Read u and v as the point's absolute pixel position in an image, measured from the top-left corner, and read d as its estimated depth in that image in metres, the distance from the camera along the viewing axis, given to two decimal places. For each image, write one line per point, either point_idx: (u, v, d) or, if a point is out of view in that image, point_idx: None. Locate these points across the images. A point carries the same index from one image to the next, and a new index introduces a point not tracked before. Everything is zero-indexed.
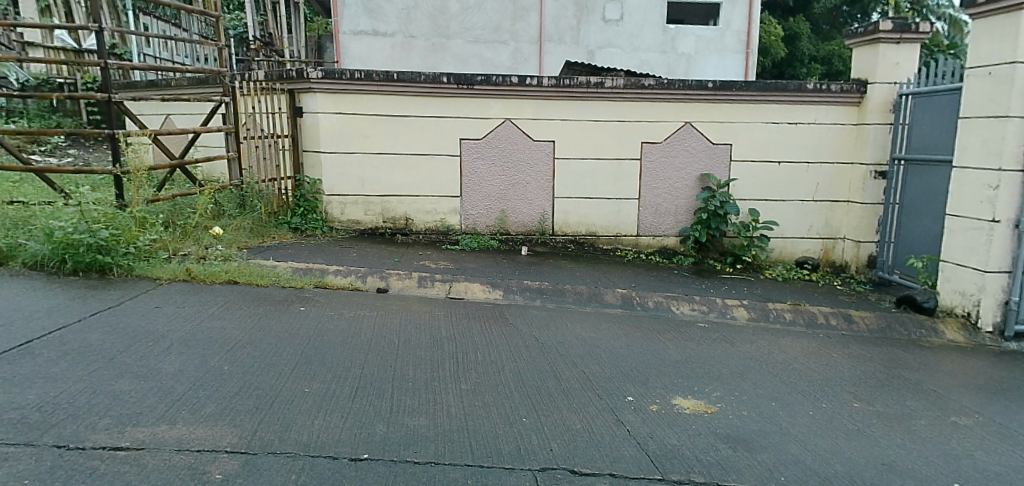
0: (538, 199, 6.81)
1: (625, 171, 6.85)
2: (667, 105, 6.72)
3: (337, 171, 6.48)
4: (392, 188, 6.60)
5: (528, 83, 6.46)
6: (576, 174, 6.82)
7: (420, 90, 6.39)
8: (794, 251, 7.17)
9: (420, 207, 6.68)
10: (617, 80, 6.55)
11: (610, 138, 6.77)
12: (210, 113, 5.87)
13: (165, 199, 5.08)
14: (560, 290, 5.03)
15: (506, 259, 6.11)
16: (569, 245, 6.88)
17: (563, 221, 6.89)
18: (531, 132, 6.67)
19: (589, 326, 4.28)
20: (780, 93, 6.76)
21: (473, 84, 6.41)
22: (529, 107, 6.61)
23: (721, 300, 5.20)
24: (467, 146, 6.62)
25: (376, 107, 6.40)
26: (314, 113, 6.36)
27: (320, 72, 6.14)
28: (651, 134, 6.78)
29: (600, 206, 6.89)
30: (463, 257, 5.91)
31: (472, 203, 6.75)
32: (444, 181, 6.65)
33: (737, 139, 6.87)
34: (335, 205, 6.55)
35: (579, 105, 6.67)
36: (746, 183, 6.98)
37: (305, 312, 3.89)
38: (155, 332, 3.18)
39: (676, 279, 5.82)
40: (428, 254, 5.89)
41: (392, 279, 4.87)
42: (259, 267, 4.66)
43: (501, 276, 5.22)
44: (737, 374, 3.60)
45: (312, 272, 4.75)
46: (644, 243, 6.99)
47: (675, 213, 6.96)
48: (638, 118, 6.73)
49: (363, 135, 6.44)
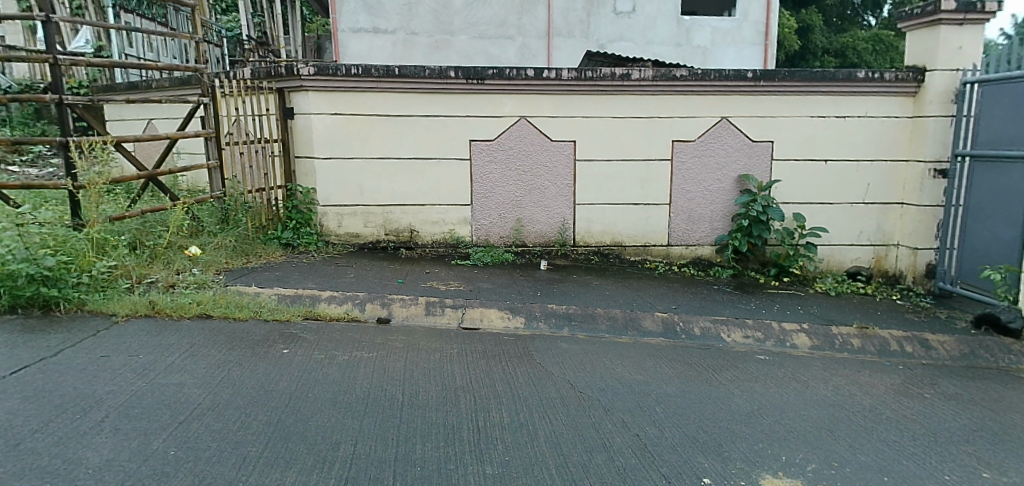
0: (557, 206, 6.10)
1: (654, 174, 6.13)
2: (700, 98, 6.00)
3: (333, 178, 5.78)
4: (394, 197, 5.90)
5: (546, 76, 5.75)
6: (600, 178, 6.10)
7: (423, 87, 5.70)
8: (843, 260, 6.42)
9: (425, 218, 5.99)
10: (645, 71, 5.82)
11: (637, 136, 6.05)
12: (187, 116, 5.13)
13: (132, 216, 4.40)
14: (590, 315, 4.32)
15: (524, 275, 5.41)
16: (593, 257, 6.17)
17: (585, 231, 6.17)
18: (549, 131, 5.97)
19: (631, 363, 3.56)
20: (828, 83, 6.02)
21: (484, 78, 5.71)
22: (546, 104, 5.91)
23: (777, 324, 4.48)
24: (478, 148, 5.92)
25: (375, 107, 5.71)
26: (306, 114, 5.67)
27: (312, 68, 5.46)
28: (683, 131, 6.06)
29: (626, 213, 6.17)
30: (476, 275, 5.21)
31: (482, 211, 6.04)
32: (453, 187, 5.96)
33: (779, 135, 6.15)
34: (331, 216, 5.85)
35: (602, 100, 5.95)
36: (789, 185, 6.24)
37: (289, 355, 3.20)
38: (91, 399, 2.50)
39: (719, 298, 5.11)
40: (435, 272, 5.19)
41: (395, 306, 4.17)
42: (237, 294, 3.98)
43: (522, 298, 4.52)
44: (826, 431, 2.87)
45: (301, 300, 4.06)
46: (676, 254, 6.27)
47: (710, 220, 6.23)
48: (668, 114, 6.01)
49: (361, 139, 5.75)
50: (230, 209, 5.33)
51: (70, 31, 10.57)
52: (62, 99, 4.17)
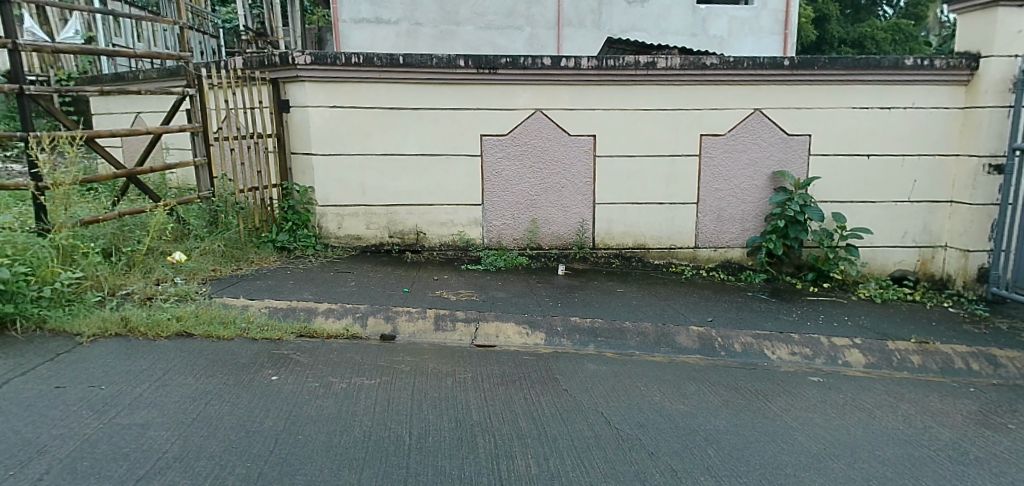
0: (575, 206, 5.65)
1: (680, 170, 5.66)
2: (731, 89, 5.52)
3: (332, 176, 5.33)
4: (399, 196, 5.46)
5: (564, 65, 5.30)
6: (622, 175, 5.64)
7: (430, 77, 5.24)
8: (885, 263, 5.93)
9: (433, 218, 5.54)
10: (672, 59, 5.34)
11: (662, 129, 5.58)
12: (171, 110, 4.68)
13: (107, 220, 3.97)
14: (618, 329, 3.87)
15: (541, 282, 4.96)
16: (614, 261, 5.71)
17: (606, 233, 5.71)
18: (566, 125, 5.50)
19: (670, 389, 3.10)
20: (871, 71, 5.52)
21: (495, 68, 5.24)
22: (563, 96, 5.44)
23: (826, 339, 4.02)
24: (489, 143, 5.46)
25: (377, 99, 5.27)
26: (302, 106, 5.23)
27: (308, 57, 5.00)
28: (713, 124, 5.59)
29: (650, 213, 5.71)
30: (489, 282, 4.76)
31: (495, 211, 5.59)
32: (463, 186, 5.51)
33: (816, 128, 5.66)
34: (331, 217, 5.40)
35: (624, 91, 5.48)
36: (826, 182, 5.76)
37: (276, 382, 2.76)
38: (34, 447, 2.07)
39: (757, 308, 4.64)
40: (445, 279, 4.75)
41: (400, 320, 3.72)
42: (223, 308, 3.55)
43: (541, 309, 4.07)
44: (912, 477, 2.41)
45: (295, 314, 3.62)
46: (703, 257, 5.81)
47: (741, 220, 5.77)
48: (697, 105, 5.54)
49: (363, 133, 5.31)
50: (219, 211, 4.87)
51: (61, 23, 10.15)
52: (24, 89, 3.77)
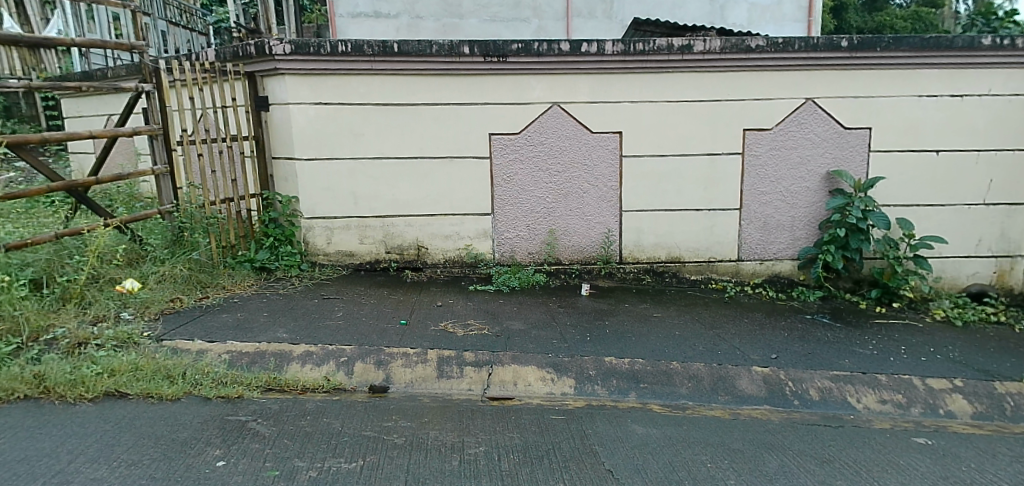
0: (599, 214, 4.91)
1: (720, 171, 4.92)
2: (779, 76, 4.79)
3: (320, 184, 4.63)
4: (397, 206, 4.74)
5: (585, 51, 4.55)
6: (653, 178, 4.89)
7: (430, 68, 4.52)
8: (957, 276, 5.15)
9: (437, 230, 4.81)
10: (711, 41, 4.60)
11: (699, 124, 4.83)
12: (124, 109, 3.97)
13: (41, 242, 3.26)
14: (664, 373, 3.12)
15: (564, 305, 4.23)
16: (644, 277, 4.98)
17: (635, 244, 4.97)
18: (588, 121, 4.76)
19: (746, 467, 2.35)
20: (942, 54, 4.73)
21: (506, 55, 4.51)
22: (583, 87, 4.70)
23: (918, 381, 3.27)
24: (500, 143, 4.73)
25: (370, 94, 4.55)
26: (283, 103, 4.52)
27: (288, 45, 4.28)
28: (758, 117, 4.85)
29: (685, 221, 4.98)
30: (503, 307, 4.02)
31: (507, 222, 4.86)
32: (470, 193, 4.78)
33: (877, 120, 4.90)
34: (319, 230, 4.68)
35: (656, 80, 4.73)
36: (889, 183, 4.99)
37: (220, 473, 2.03)
38: None
39: (822, 338, 3.89)
40: (450, 304, 4.01)
41: (394, 366, 2.99)
42: (170, 354, 2.82)
43: (568, 346, 3.34)
44: None
45: (263, 361, 2.89)
46: (747, 271, 5.08)
47: (790, 228, 5.04)
48: (739, 95, 4.80)
49: (354, 134, 4.60)
50: (183, 227, 3.95)
51: (41, 21, 9.46)
52: None
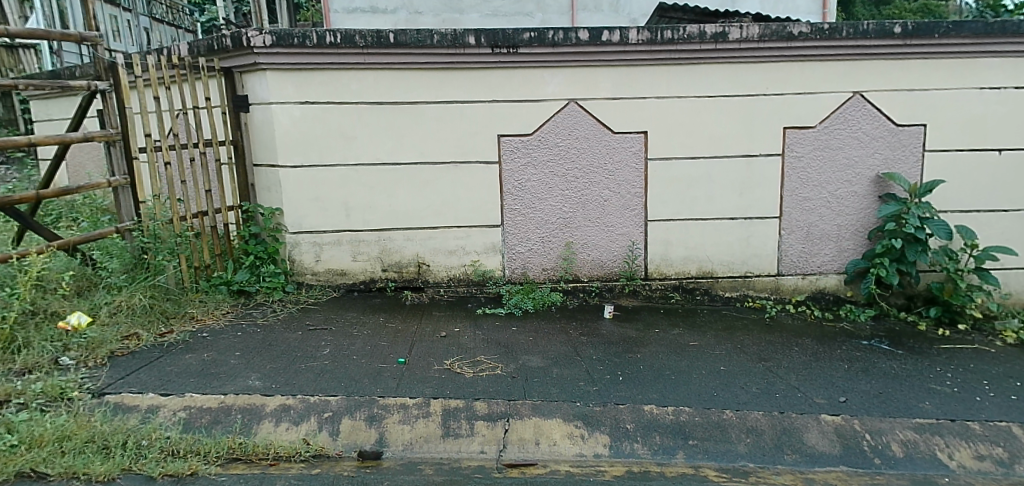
0: (622, 224, 4.37)
1: (757, 175, 4.38)
2: (824, 67, 4.24)
3: (307, 194, 4.09)
4: (395, 217, 4.20)
5: (606, 40, 4.01)
6: (683, 182, 4.35)
7: (431, 62, 3.98)
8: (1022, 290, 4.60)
9: (439, 245, 4.27)
10: (750, 27, 4.06)
11: (734, 122, 4.29)
12: (75, 113, 3.42)
13: None
14: (716, 425, 2.57)
15: (586, 332, 3.68)
16: (673, 294, 4.44)
17: (662, 258, 4.43)
18: (609, 119, 4.22)
19: None
20: (1009, 41, 4.18)
21: (517, 45, 3.96)
22: (604, 81, 4.16)
23: (1019, 430, 2.72)
24: (510, 146, 4.19)
25: (363, 92, 4.01)
26: (264, 103, 3.98)
27: (268, 36, 3.74)
28: (800, 113, 4.31)
29: (718, 231, 4.44)
30: (517, 337, 3.48)
31: (519, 235, 4.32)
32: (477, 202, 4.24)
33: (935, 116, 4.34)
34: (307, 247, 4.14)
35: (685, 72, 4.19)
36: (948, 187, 4.43)
37: None
38: None
39: (889, 371, 3.35)
40: (456, 335, 3.47)
41: (390, 422, 2.43)
42: (110, 416, 2.27)
43: (598, 390, 2.79)
44: None
45: (227, 421, 2.33)
46: (787, 287, 4.55)
47: (835, 238, 4.50)
48: (779, 89, 4.26)
49: (345, 137, 4.06)
50: (146, 248, 3.41)
51: (21, 21, 9.00)
52: None
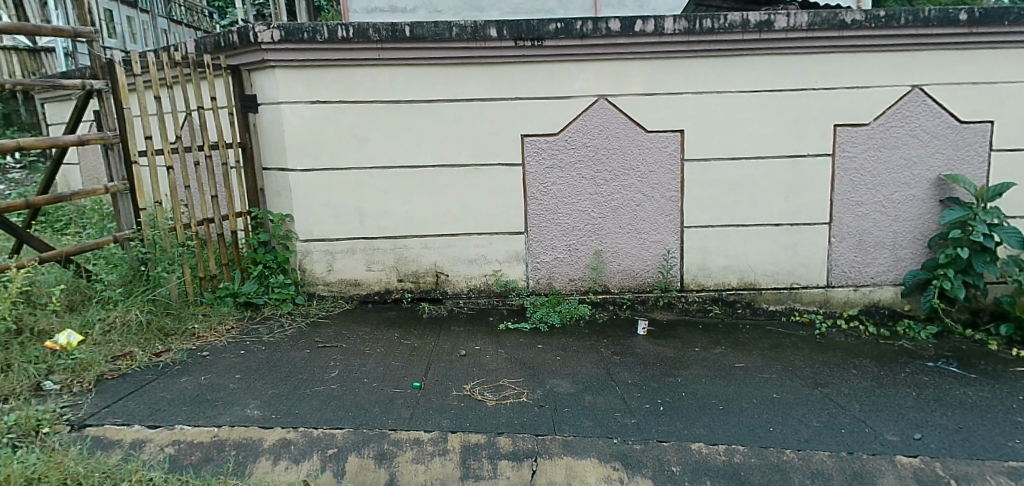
0: (657, 231, 4.04)
1: (805, 177, 4.00)
2: (880, 59, 3.85)
3: (318, 200, 3.83)
4: (411, 224, 3.92)
5: (640, 31, 3.67)
6: (723, 186, 4.00)
7: (450, 56, 3.69)
8: None
9: (459, 254, 3.98)
10: (799, 15, 3.68)
11: (780, 120, 3.93)
12: (72, 114, 3.22)
13: None
14: (777, 468, 2.22)
15: (619, 350, 3.36)
16: (711, 307, 4.09)
17: (700, 268, 4.08)
18: (643, 117, 3.88)
19: None
20: None
21: (542, 38, 3.66)
22: (638, 76, 3.82)
23: None
24: (535, 147, 3.88)
25: (377, 90, 3.74)
26: (273, 103, 3.73)
27: (277, 30, 3.49)
28: (853, 110, 3.92)
29: (761, 239, 4.08)
30: (543, 357, 3.17)
31: (544, 243, 4.01)
32: (499, 208, 3.94)
33: (1005, 112, 3.92)
34: (318, 255, 3.89)
35: (726, 66, 3.84)
36: (1019, 190, 4.00)
37: None
38: None
39: (964, 400, 2.96)
40: (476, 354, 3.17)
41: (403, 461, 2.13)
42: (89, 453, 2.01)
43: (637, 423, 2.47)
44: None
45: (219, 458, 2.06)
46: (837, 300, 4.17)
47: (891, 246, 4.11)
48: (830, 83, 3.88)
49: (358, 138, 3.79)
50: (145, 260, 3.19)
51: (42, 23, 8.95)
52: None
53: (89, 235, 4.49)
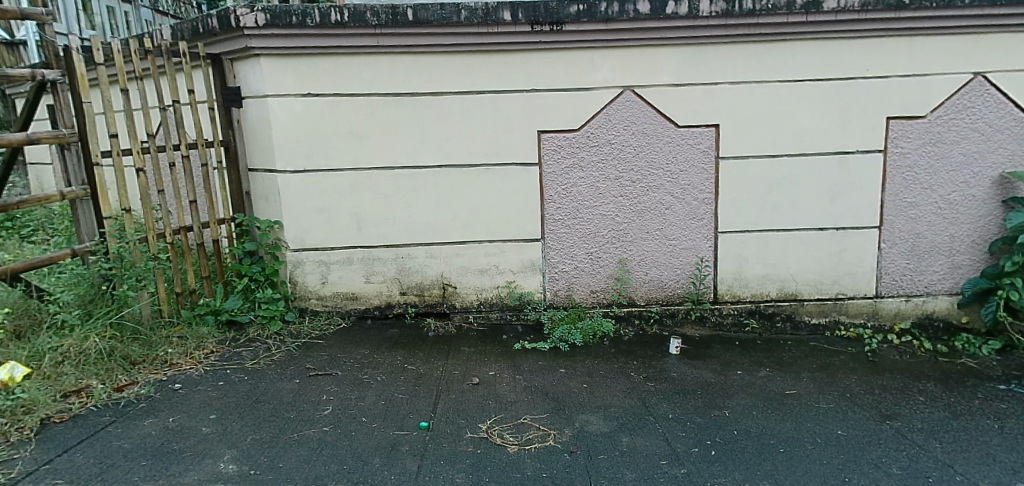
0: (688, 237, 3.63)
1: (852, 176, 3.60)
2: (939, 43, 3.43)
3: (311, 204, 3.43)
4: (414, 231, 3.51)
5: (671, 13, 3.26)
6: (761, 187, 3.59)
7: (458, 44, 3.28)
8: None
9: (468, 264, 3.58)
10: None
11: (826, 112, 3.51)
12: (26, 108, 2.83)
13: None
14: None
15: (653, 375, 2.95)
16: (748, 322, 3.69)
17: (735, 278, 3.68)
18: (673, 110, 3.46)
19: None
20: None
21: (561, 22, 3.25)
22: (668, 64, 3.41)
23: None
24: (552, 144, 3.47)
25: (376, 81, 3.33)
26: (259, 96, 3.32)
27: (261, 13, 3.07)
28: (907, 101, 3.51)
29: (803, 245, 3.67)
30: (568, 385, 2.76)
31: (563, 250, 3.60)
32: (512, 213, 3.53)
33: None
34: (311, 266, 3.48)
35: (766, 53, 3.42)
36: None
37: None
38: None
39: None
40: (490, 382, 2.76)
41: None
42: None
43: (687, 474, 2.06)
44: None
45: None
46: (887, 312, 3.76)
47: (947, 252, 3.69)
48: (882, 71, 3.47)
49: (354, 135, 3.38)
50: (110, 276, 2.80)
51: None
52: None
53: (55, 246, 4.03)
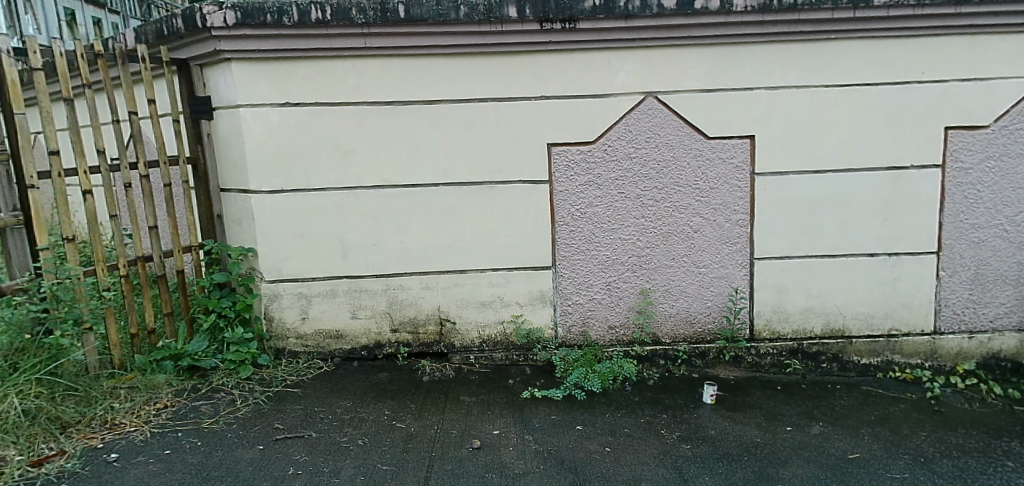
0: (719, 265, 3.18)
1: (906, 195, 3.14)
2: (1007, 41, 2.98)
3: (289, 229, 3.00)
4: (407, 258, 3.08)
5: (701, 8, 2.83)
6: (803, 207, 3.14)
7: (456, 45, 2.86)
8: None
9: (469, 296, 3.13)
10: None
11: (876, 122, 3.07)
12: None
13: None
14: None
15: (686, 433, 2.49)
16: (790, 362, 3.22)
17: (774, 311, 3.22)
18: (703, 121, 3.03)
19: None
20: None
21: (573, 19, 2.83)
22: (696, 68, 2.98)
23: None
24: (565, 159, 3.03)
25: (363, 88, 2.91)
26: (230, 106, 2.91)
27: (230, 11, 2.66)
28: (972, 109, 3.05)
29: (851, 273, 3.21)
30: (586, 449, 2.31)
31: (577, 280, 3.16)
32: (518, 237, 3.10)
33: None
34: (289, 300, 3.05)
35: (809, 54, 2.99)
36: None
37: None
38: None
39: None
40: (493, 445, 2.31)
41: None
42: None
43: None
44: None
45: None
46: (947, 350, 3.28)
47: (1016, 281, 3.22)
48: (943, 74, 3.02)
49: (338, 150, 2.95)
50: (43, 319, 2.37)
51: None
52: None
53: None
